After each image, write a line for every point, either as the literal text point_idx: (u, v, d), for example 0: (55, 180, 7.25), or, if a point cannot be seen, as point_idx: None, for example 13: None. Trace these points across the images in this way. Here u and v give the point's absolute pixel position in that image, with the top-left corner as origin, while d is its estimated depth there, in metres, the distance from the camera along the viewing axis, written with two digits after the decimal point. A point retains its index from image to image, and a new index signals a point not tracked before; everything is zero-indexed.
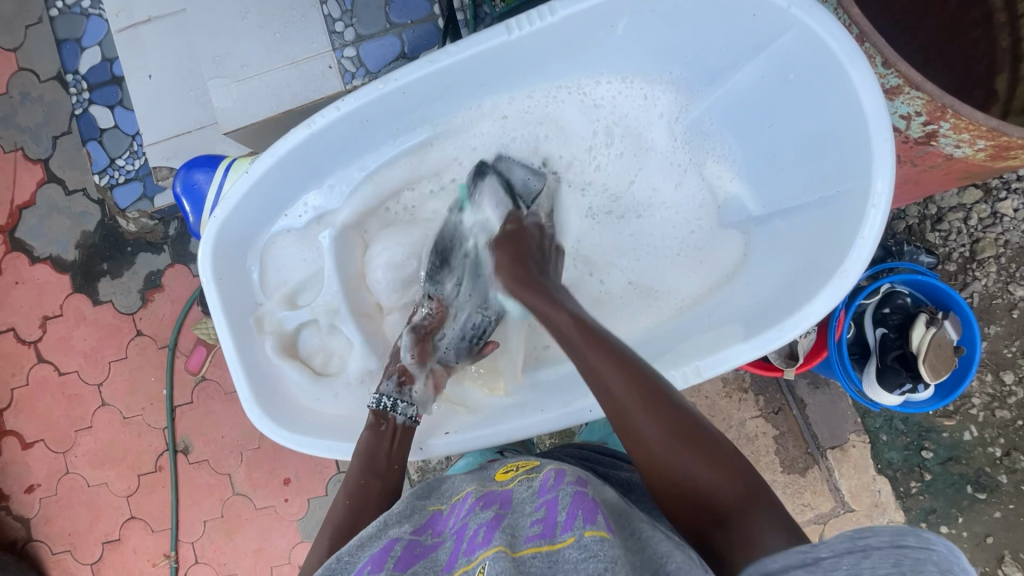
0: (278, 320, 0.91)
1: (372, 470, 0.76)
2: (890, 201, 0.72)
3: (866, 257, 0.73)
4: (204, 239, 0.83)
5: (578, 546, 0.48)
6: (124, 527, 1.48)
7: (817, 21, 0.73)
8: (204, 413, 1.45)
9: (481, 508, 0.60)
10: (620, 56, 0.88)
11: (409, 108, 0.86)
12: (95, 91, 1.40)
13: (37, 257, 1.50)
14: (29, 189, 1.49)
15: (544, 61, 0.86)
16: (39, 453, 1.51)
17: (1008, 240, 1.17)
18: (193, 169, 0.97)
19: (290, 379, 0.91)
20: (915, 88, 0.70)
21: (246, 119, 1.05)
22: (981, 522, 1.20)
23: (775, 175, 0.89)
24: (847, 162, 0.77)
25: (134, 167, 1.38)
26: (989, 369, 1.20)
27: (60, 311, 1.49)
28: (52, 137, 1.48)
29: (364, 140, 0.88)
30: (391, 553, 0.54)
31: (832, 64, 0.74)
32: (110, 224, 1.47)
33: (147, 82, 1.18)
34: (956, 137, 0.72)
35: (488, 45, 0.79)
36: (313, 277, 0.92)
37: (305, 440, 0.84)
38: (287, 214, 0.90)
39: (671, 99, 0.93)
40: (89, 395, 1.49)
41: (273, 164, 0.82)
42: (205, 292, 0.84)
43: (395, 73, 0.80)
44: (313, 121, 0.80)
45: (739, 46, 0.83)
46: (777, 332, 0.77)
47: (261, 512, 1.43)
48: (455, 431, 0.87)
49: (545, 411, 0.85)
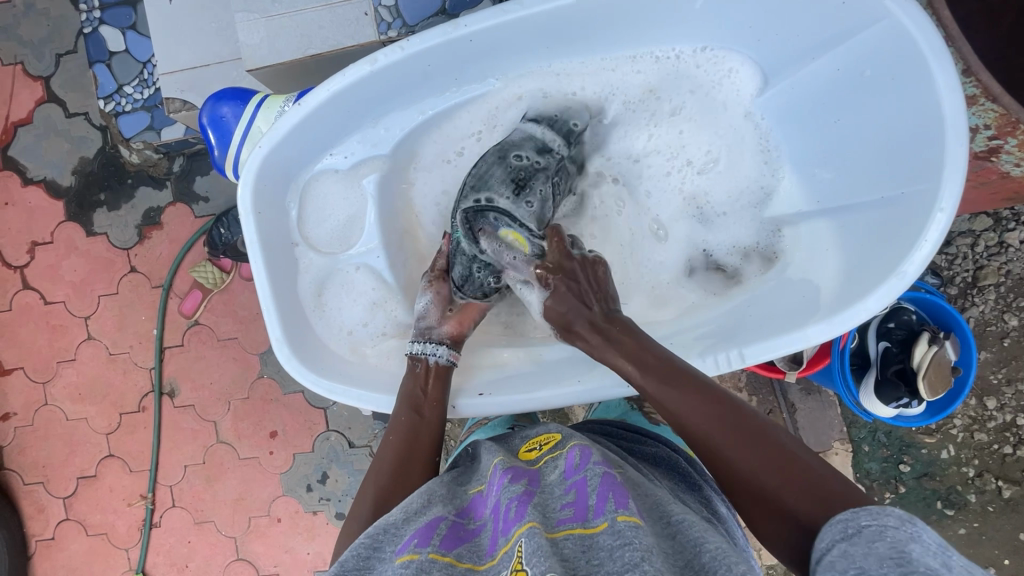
0: (314, 262, 0.89)
1: (417, 409, 0.78)
2: (956, 209, 0.71)
3: (924, 261, 0.72)
4: (246, 170, 0.80)
5: (611, 532, 0.48)
6: (102, 464, 1.46)
7: (908, 16, 0.72)
8: (194, 357, 1.42)
9: (510, 481, 0.59)
10: (687, 28, 0.87)
11: (474, 55, 0.84)
12: (107, 11, 1.32)
13: (30, 179, 1.43)
14: (27, 107, 1.42)
15: (624, 25, 0.86)
16: (18, 381, 1.47)
17: (1010, 270, 1.20)
18: (220, 100, 0.93)
19: (320, 325, 0.89)
20: (992, 100, 0.72)
21: (272, 58, 1.00)
22: (946, 537, 1.25)
23: (830, 173, 0.88)
24: (911, 164, 0.76)
25: (142, 96, 1.32)
26: (974, 393, 1.23)
27: (51, 239, 1.44)
28: (55, 55, 1.41)
29: (420, 85, 0.86)
30: (436, 532, 0.54)
31: (913, 63, 0.73)
32: (111, 153, 1.41)
33: (166, 7, 1.12)
34: (1018, 154, 0.77)
35: (567, 2, 0.78)
36: (355, 218, 0.90)
37: (336, 387, 0.83)
38: (331, 154, 0.88)
39: (735, 82, 0.92)
40: (75, 328, 1.45)
41: (329, 99, 0.80)
42: (244, 225, 0.82)
43: (466, 18, 0.78)
44: (376, 59, 0.79)
45: (819, 35, 0.82)
46: (827, 325, 0.77)
47: (244, 462, 1.42)
48: (489, 392, 0.86)
49: (578, 382, 0.83)
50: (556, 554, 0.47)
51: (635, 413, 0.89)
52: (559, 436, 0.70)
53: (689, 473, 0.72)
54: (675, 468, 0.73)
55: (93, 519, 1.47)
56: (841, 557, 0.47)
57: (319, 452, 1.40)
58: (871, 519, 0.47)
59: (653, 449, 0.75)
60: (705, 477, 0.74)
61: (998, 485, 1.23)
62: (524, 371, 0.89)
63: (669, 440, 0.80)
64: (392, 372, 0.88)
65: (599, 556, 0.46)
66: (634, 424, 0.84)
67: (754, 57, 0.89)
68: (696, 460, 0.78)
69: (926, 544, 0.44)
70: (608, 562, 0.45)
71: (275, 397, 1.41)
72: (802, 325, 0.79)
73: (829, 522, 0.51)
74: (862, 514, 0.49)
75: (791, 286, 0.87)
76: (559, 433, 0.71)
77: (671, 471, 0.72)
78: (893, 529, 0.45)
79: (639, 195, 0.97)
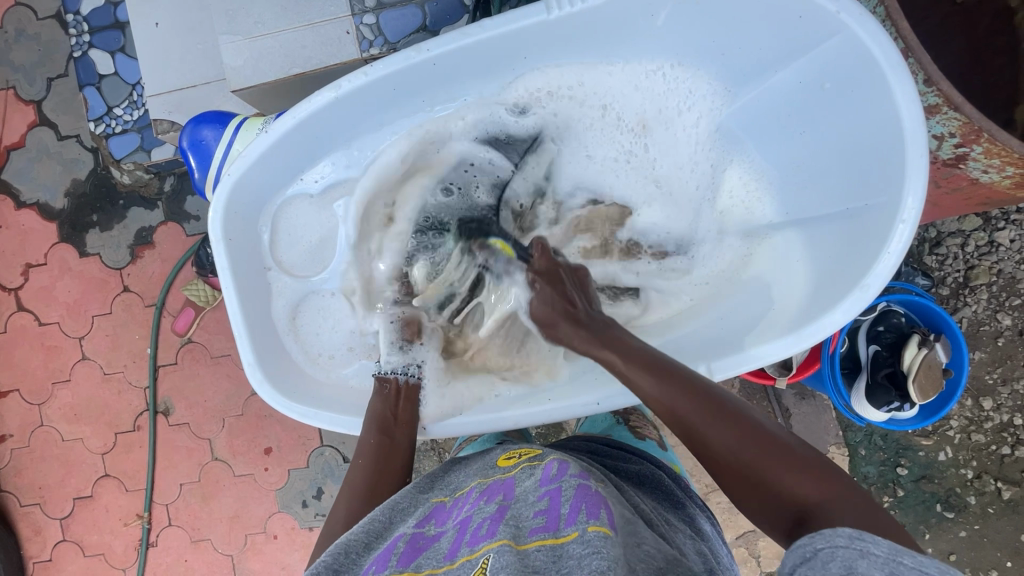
0: (286, 286, 0.89)
1: (385, 430, 0.79)
2: (919, 219, 0.72)
3: (889, 272, 0.73)
4: (216, 199, 0.81)
5: (580, 541, 0.49)
6: (98, 485, 1.46)
7: (864, 29, 0.72)
8: (187, 375, 1.43)
9: (485, 501, 0.60)
10: (652, 45, 0.87)
11: (438, 77, 0.84)
12: (96, 35, 1.34)
13: (23, 202, 1.45)
14: (19, 130, 1.44)
15: (591, 45, 0.86)
16: (13, 404, 1.47)
17: (1001, 269, 1.19)
18: (201, 124, 0.94)
19: (295, 348, 0.89)
20: (954, 108, 0.72)
21: (256, 79, 1.02)
22: (947, 540, 1.24)
23: (800, 185, 0.88)
24: (879, 176, 0.76)
25: (132, 118, 1.33)
26: (970, 394, 1.22)
27: (44, 261, 1.45)
28: (46, 79, 1.42)
29: (389, 108, 0.86)
30: (393, 551, 0.56)
31: (874, 75, 0.74)
32: (102, 174, 1.42)
33: (153, 30, 1.13)
34: (986, 162, 0.75)
35: (526, 22, 0.78)
36: (327, 239, 0.91)
37: (308, 411, 0.84)
38: (303, 179, 0.89)
39: (704, 97, 0.91)
40: (70, 348, 1.45)
41: (294, 125, 0.80)
42: (214, 253, 0.82)
43: (428, 43, 0.79)
44: (340, 85, 0.79)
45: (779, 49, 0.82)
46: (794, 339, 0.77)
47: (239, 479, 1.42)
48: (458, 412, 0.87)
49: (551, 400, 0.85)
50: (523, 565, 0.48)
51: (620, 428, 0.89)
52: (538, 449, 0.71)
53: (674, 491, 0.72)
54: (660, 487, 0.73)
55: (90, 540, 1.47)
56: (827, 554, 0.47)
57: (314, 468, 1.40)
58: (823, 542, 0.48)
59: (636, 466, 0.75)
60: (691, 496, 0.74)
61: (997, 487, 1.22)
62: (506, 390, 0.90)
63: (652, 456, 0.80)
64: (365, 396, 0.89)
65: (568, 563, 0.47)
66: (619, 441, 0.84)
67: (719, 70, 0.88)
68: (681, 478, 0.78)
69: (875, 559, 0.45)
70: (578, 569, 0.45)
71: (269, 413, 1.41)
72: (769, 339, 0.80)
73: (784, 550, 0.51)
74: (813, 538, 0.49)
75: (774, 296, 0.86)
76: (541, 447, 0.71)
77: (657, 491, 0.72)
78: (843, 549, 0.47)
79: (647, 243, 0.96)
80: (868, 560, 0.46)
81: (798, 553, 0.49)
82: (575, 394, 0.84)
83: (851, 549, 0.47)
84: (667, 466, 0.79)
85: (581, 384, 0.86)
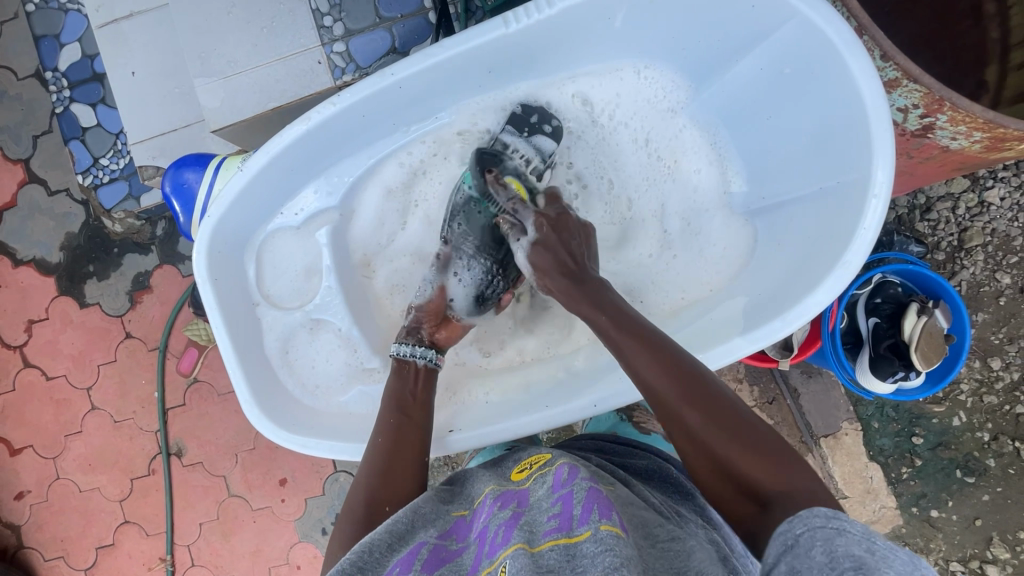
0: (276, 320, 0.90)
1: (404, 411, 0.79)
2: (891, 193, 0.72)
3: (867, 249, 0.73)
4: (197, 240, 0.82)
5: (593, 539, 0.49)
6: (119, 532, 1.47)
7: (818, 13, 0.74)
8: (197, 414, 1.43)
9: (499, 508, 0.60)
10: (617, 48, 0.89)
11: (407, 98, 0.85)
12: (76, 89, 1.37)
13: (20, 260, 1.46)
14: (10, 190, 1.45)
15: (551, 52, 0.87)
16: (28, 460, 1.48)
17: (995, 228, 1.19)
18: (182, 168, 0.95)
19: (290, 381, 0.90)
20: (914, 81, 0.71)
21: (235, 117, 1.03)
22: (970, 505, 1.23)
23: (773, 170, 0.90)
24: (848, 154, 0.78)
25: (118, 166, 1.35)
26: (977, 356, 1.22)
27: (46, 315, 1.46)
28: (32, 136, 1.44)
29: (361, 134, 0.88)
30: (416, 557, 0.56)
31: (832, 55, 0.75)
32: (95, 225, 1.44)
33: (130, 78, 1.15)
34: (954, 129, 0.73)
35: (484, 38, 0.79)
36: (311, 268, 0.92)
37: (309, 441, 0.83)
38: (283, 212, 0.90)
39: (672, 91, 0.92)
40: (79, 399, 1.46)
41: (268, 162, 0.82)
42: (201, 293, 0.83)
43: (391, 67, 0.80)
44: (310, 117, 0.81)
45: (739, 38, 0.84)
46: (780, 324, 0.77)
47: (257, 513, 1.42)
48: (459, 429, 0.87)
49: (548, 409, 0.85)
50: (539, 567, 0.48)
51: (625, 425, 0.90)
52: (549, 456, 0.71)
53: (683, 481, 0.72)
54: (667, 480, 0.73)
55: None
56: (810, 539, 0.47)
57: (330, 495, 1.40)
58: (803, 527, 0.49)
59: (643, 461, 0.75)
60: None
61: (1015, 447, 1.21)
62: (513, 399, 0.91)
63: (660, 450, 0.80)
64: (367, 421, 0.89)
65: (582, 564, 0.47)
66: (628, 438, 0.84)
67: (684, 71, 0.91)
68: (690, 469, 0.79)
69: (851, 535, 0.46)
70: (591, 568, 0.46)
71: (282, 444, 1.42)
72: (757, 325, 0.80)
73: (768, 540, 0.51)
74: (794, 525, 0.50)
75: (761, 282, 0.86)
76: (551, 452, 0.72)
77: (665, 485, 0.72)
78: (822, 529, 0.47)
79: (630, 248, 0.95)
80: (845, 536, 0.46)
81: (781, 543, 0.49)
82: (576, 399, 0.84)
83: (829, 529, 0.47)
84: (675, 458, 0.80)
85: (572, 393, 0.86)
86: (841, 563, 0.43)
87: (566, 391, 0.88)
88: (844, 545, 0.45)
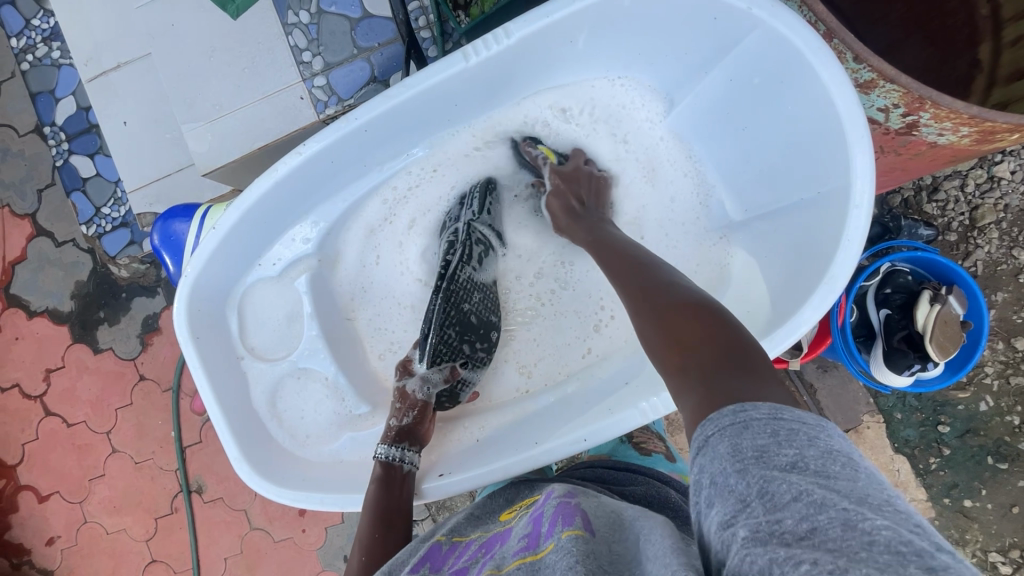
0: (262, 372, 0.90)
1: (389, 524, 0.75)
2: (873, 201, 0.71)
3: (852, 261, 0.72)
4: (177, 301, 0.82)
5: (555, 548, 0.49)
6: (148, 571, 1.49)
7: (781, 21, 0.73)
8: (214, 450, 1.45)
9: (479, 553, 0.61)
10: (588, 69, 0.90)
11: (375, 139, 0.86)
12: (74, 141, 1.41)
13: (34, 311, 1.50)
14: (19, 244, 1.49)
15: (520, 79, 0.88)
16: (56, 506, 1.51)
17: (1008, 204, 1.15)
18: (171, 219, 0.98)
19: (280, 432, 0.90)
20: (891, 81, 0.67)
21: (221, 158, 1.03)
22: (1005, 493, 1.18)
23: (751, 179, 0.90)
24: (825, 161, 0.77)
25: (119, 214, 1.38)
26: (1000, 337, 1.17)
27: (62, 363, 1.49)
28: (37, 190, 1.48)
29: (334, 179, 0.89)
30: None
31: (800, 61, 0.74)
32: (102, 271, 1.47)
33: (123, 128, 1.17)
34: (939, 126, 0.70)
35: (444, 74, 0.80)
36: (292, 316, 0.92)
37: (299, 496, 0.83)
38: (260, 263, 0.91)
39: (643, 109, 0.95)
40: (100, 444, 1.49)
41: (240, 216, 0.82)
42: (184, 353, 0.83)
43: (355, 111, 0.81)
44: (276, 169, 0.81)
45: (707, 49, 0.84)
46: (769, 342, 0.76)
47: (280, 544, 1.43)
48: (449, 472, 0.85)
49: (538, 445, 0.84)
50: None
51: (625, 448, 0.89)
52: (537, 495, 0.69)
53: (682, 506, 0.70)
54: (667, 505, 0.71)
55: None
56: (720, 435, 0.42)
57: (350, 521, 1.41)
58: (715, 426, 0.43)
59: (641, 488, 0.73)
60: None
61: None
62: (504, 436, 0.90)
63: (659, 473, 0.78)
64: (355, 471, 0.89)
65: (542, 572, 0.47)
66: (627, 462, 0.83)
67: (657, 81, 0.92)
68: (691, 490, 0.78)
69: (758, 427, 0.41)
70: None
71: None
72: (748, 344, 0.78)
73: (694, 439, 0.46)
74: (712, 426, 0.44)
75: (750, 294, 0.86)
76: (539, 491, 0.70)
77: (665, 509, 0.69)
78: (730, 425, 0.42)
79: None
80: (751, 429, 0.41)
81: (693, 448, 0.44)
82: (565, 433, 0.83)
83: (735, 425, 0.42)
84: (675, 479, 0.79)
85: (563, 427, 0.85)
86: (747, 458, 0.39)
87: (558, 424, 0.87)
88: (753, 438, 0.40)
